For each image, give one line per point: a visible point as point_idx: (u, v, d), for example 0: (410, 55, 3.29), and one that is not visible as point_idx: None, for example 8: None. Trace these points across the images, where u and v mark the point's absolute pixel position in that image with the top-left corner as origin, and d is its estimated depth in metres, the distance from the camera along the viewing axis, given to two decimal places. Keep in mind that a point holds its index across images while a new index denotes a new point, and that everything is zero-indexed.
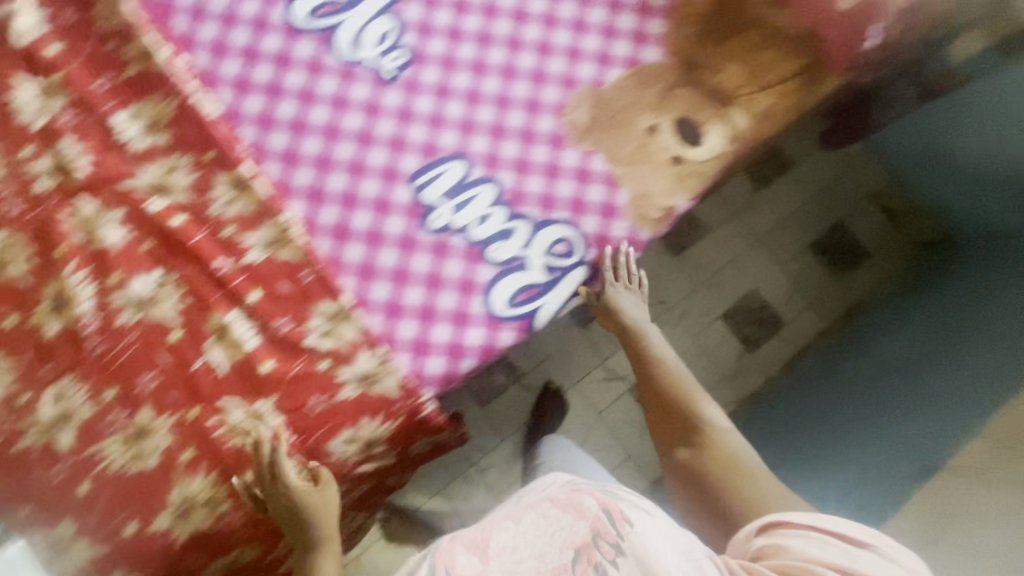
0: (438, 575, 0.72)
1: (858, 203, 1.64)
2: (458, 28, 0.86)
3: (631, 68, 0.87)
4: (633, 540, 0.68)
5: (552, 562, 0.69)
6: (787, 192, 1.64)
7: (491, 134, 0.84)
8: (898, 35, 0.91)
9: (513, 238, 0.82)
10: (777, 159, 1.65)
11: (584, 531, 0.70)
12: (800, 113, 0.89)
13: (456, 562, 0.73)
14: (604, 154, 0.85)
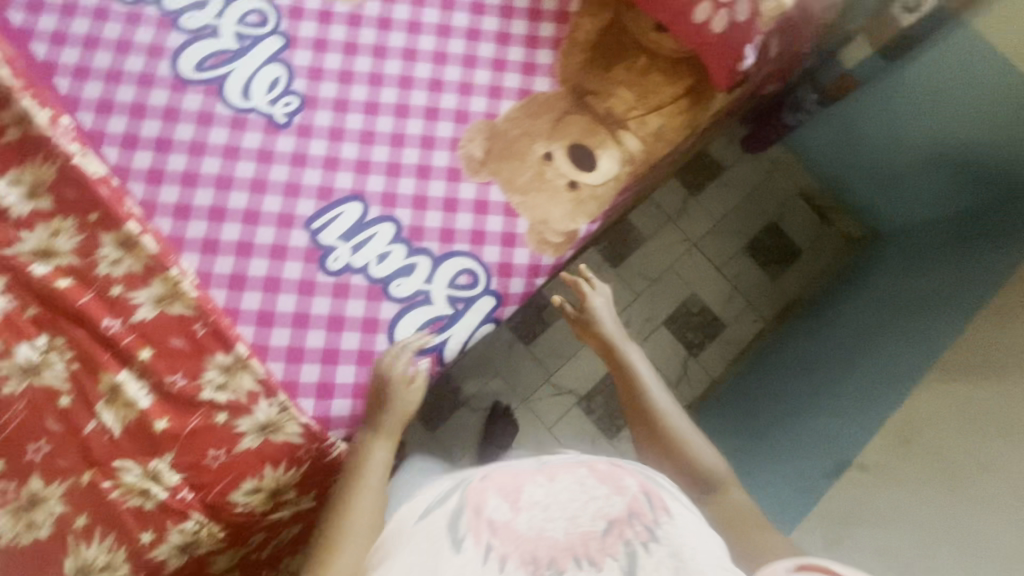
0: (466, 517, 0.56)
1: (790, 202, 1.68)
2: (349, 71, 0.87)
3: (522, 98, 0.89)
4: (671, 533, 0.54)
5: (581, 529, 0.55)
6: (719, 196, 1.68)
7: (386, 172, 0.85)
8: (778, 50, 0.94)
9: (415, 273, 0.83)
10: (707, 165, 1.68)
11: (620, 506, 0.57)
12: (690, 130, 0.93)
13: (485, 505, 0.58)
14: (501, 184, 0.87)
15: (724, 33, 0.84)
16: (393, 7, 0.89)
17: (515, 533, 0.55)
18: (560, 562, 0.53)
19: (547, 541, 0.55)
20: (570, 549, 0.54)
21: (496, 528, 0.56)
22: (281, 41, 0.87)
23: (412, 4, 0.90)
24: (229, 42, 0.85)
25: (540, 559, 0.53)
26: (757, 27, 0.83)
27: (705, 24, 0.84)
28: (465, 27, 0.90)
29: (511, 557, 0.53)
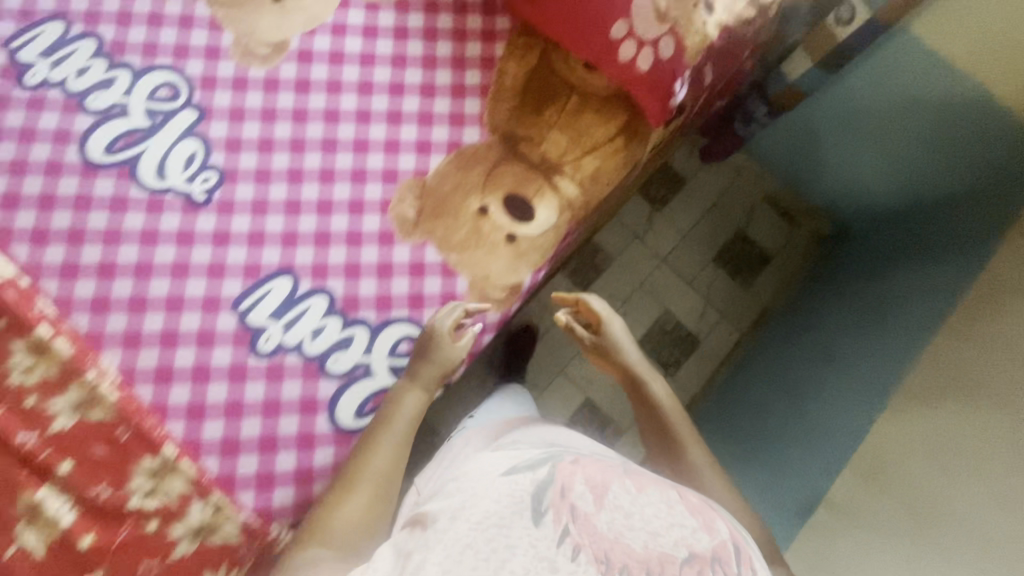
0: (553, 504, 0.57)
1: (754, 208, 1.65)
2: (270, 138, 0.84)
3: (451, 152, 0.86)
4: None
5: (660, 548, 0.55)
6: (683, 208, 1.64)
7: (316, 242, 0.82)
8: (714, 77, 0.92)
9: (353, 346, 0.80)
10: (667, 177, 1.65)
11: (706, 545, 0.57)
12: (629, 168, 0.90)
13: (571, 490, 0.58)
14: (437, 243, 0.84)
15: (652, 70, 0.81)
16: (310, 68, 0.86)
17: (593, 528, 0.55)
18: (633, 571, 0.53)
19: (624, 548, 0.55)
20: (645, 562, 0.54)
21: (577, 517, 0.56)
22: (195, 114, 0.83)
23: (330, 63, 0.87)
24: (139, 120, 0.82)
25: (614, 561, 0.53)
26: (683, 63, 0.81)
27: (630, 64, 0.82)
28: (388, 82, 0.87)
29: (585, 549, 0.54)
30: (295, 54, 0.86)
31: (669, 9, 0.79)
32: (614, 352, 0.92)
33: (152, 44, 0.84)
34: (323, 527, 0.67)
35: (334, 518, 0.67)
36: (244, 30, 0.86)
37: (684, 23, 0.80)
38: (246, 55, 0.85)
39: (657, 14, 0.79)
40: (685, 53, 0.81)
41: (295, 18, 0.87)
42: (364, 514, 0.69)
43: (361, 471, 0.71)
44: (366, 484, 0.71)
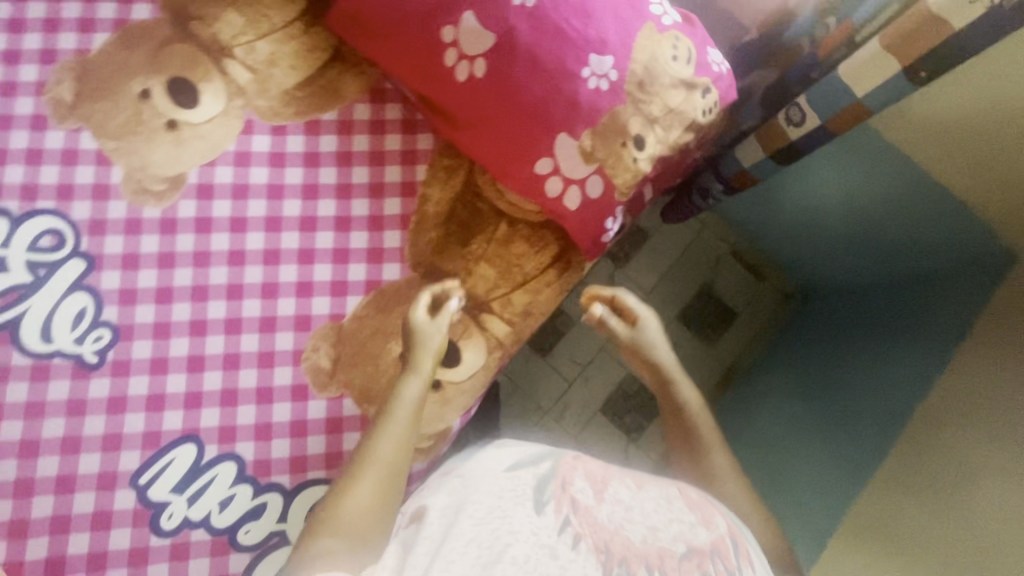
0: (555, 487, 0.57)
1: (716, 264, 1.59)
2: (168, 286, 0.77)
3: (369, 292, 0.80)
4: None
5: (658, 543, 0.55)
6: (644, 268, 1.58)
7: (222, 402, 0.76)
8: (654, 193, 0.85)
9: (266, 514, 0.75)
10: (628, 236, 1.60)
11: (704, 538, 0.58)
12: (564, 297, 0.84)
13: (572, 485, 0.58)
14: (355, 395, 0.78)
15: (582, 204, 0.75)
16: (211, 204, 0.79)
17: (593, 519, 0.55)
18: (631, 564, 0.52)
19: (623, 539, 0.54)
20: (643, 556, 0.54)
21: (578, 509, 0.56)
22: (84, 263, 0.76)
23: (233, 198, 0.79)
24: (18, 276, 0.74)
25: (613, 552, 0.53)
26: (613, 202, 0.75)
27: (559, 197, 0.76)
28: (298, 216, 0.80)
29: (585, 538, 0.53)
30: (194, 189, 0.79)
31: (595, 147, 0.72)
32: (648, 352, 0.83)
33: (33, 184, 0.76)
34: (331, 524, 0.61)
35: (341, 515, 0.62)
36: (137, 164, 0.78)
37: (611, 162, 0.73)
38: (139, 192, 0.78)
39: (582, 153, 0.73)
40: (615, 191, 0.74)
41: (193, 148, 0.79)
42: (364, 512, 0.63)
43: (366, 469, 0.65)
44: (371, 482, 0.65)
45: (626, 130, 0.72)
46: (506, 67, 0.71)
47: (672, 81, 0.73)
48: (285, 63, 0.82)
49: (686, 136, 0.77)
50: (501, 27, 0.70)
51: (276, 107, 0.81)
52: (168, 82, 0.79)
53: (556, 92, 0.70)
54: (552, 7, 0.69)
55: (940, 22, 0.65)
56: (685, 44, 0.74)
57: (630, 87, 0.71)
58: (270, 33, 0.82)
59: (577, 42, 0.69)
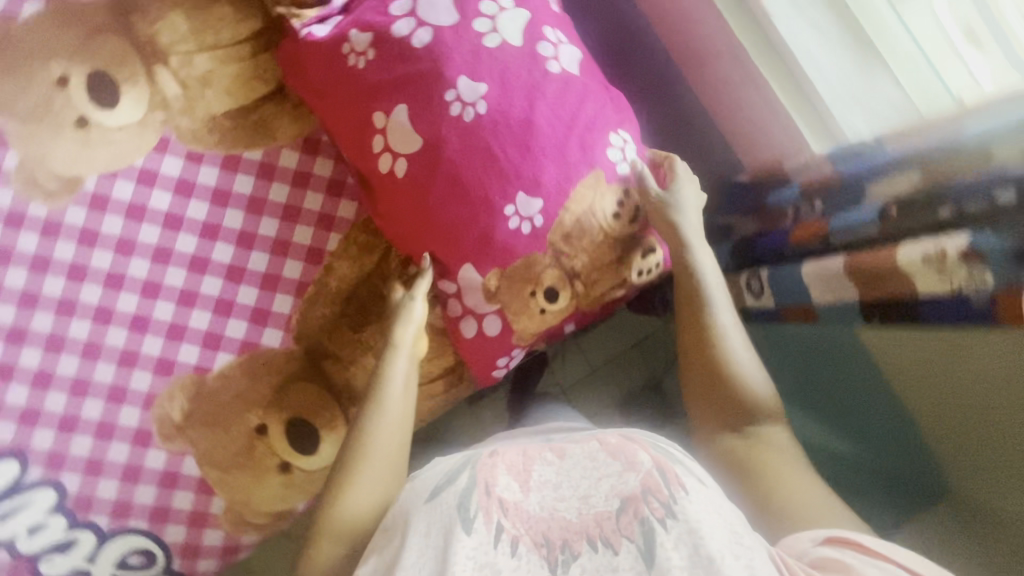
0: (478, 494, 0.54)
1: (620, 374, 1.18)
2: (35, 292, 0.72)
3: (243, 351, 0.76)
4: (692, 511, 0.49)
5: (592, 509, 0.52)
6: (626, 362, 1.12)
7: (59, 426, 0.72)
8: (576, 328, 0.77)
9: (75, 550, 0.72)
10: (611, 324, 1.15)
11: (632, 484, 0.52)
12: (445, 407, 0.80)
13: (497, 484, 0.55)
14: (198, 455, 0.74)
15: (477, 337, 0.70)
16: (102, 218, 0.73)
17: (526, 515, 0.53)
18: (575, 545, 0.50)
19: (561, 522, 0.52)
20: (584, 531, 0.51)
21: (508, 510, 0.53)
22: None
23: (127, 217, 0.74)
24: None
25: (553, 542, 0.51)
26: (510, 343, 0.70)
27: (456, 319, 0.70)
28: (190, 254, 0.75)
29: (523, 540, 0.52)
30: (88, 198, 0.73)
31: (500, 287, 0.66)
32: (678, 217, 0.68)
33: None
34: (334, 529, 0.60)
35: (334, 519, 0.60)
36: (34, 155, 0.72)
37: (517, 306, 0.67)
38: (29, 185, 0.72)
39: (486, 289, 0.67)
40: (514, 333, 0.69)
41: (98, 153, 0.73)
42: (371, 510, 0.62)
43: (366, 471, 0.63)
44: (374, 475, 0.63)
45: (542, 278, 0.66)
46: (427, 174, 0.64)
47: (607, 238, 0.67)
48: (220, 86, 0.74)
49: (613, 293, 0.71)
50: (432, 133, 0.63)
51: (199, 132, 0.75)
52: (89, 74, 0.71)
53: (471, 218, 0.63)
54: (491, 129, 0.62)
55: (904, 279, 0.58)
56: (630, 204, 0.68)
57: (556, 235, 0.65)
58: (214, 49, 0.74)
59: (507, 175, 0.62)
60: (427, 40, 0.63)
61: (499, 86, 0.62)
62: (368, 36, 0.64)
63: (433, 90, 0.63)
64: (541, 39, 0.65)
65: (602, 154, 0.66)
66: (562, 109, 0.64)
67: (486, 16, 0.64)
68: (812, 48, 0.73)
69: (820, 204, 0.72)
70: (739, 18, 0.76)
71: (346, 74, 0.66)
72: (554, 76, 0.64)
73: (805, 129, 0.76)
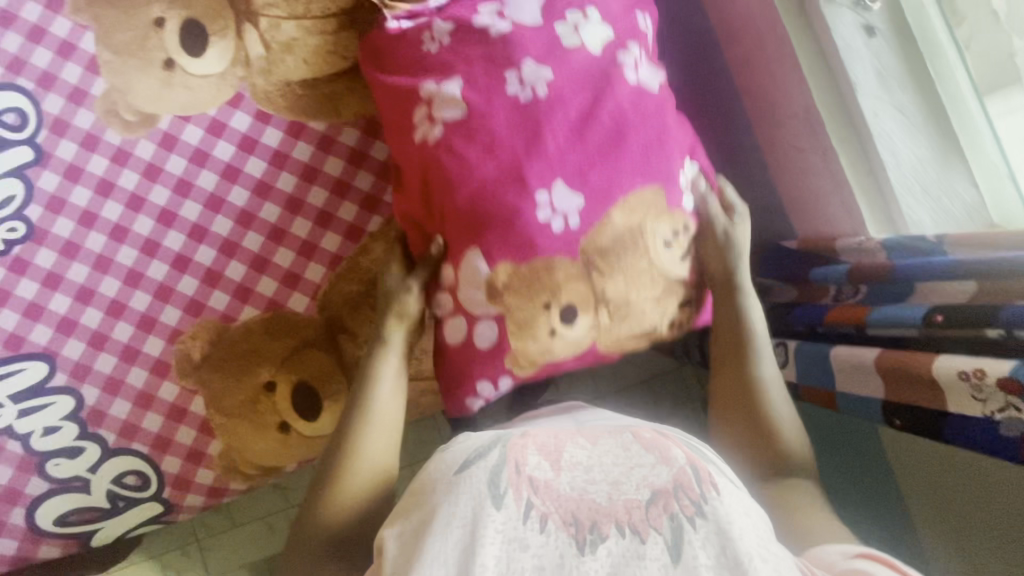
0: (512, 474, 0.50)
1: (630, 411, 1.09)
2: (95, 213, 0.77)
3: (268, 310, 0.79)
4: (724, 511, 0.47)
5: (624, 497, 0.49)
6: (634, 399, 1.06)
7: (90, 341, 0.77)
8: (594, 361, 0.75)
9: (81, 457, 0.77)
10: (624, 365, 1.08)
11: (665, 478, 0.49)
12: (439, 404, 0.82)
13: (527, 464, 0.51)
14: (207, 397, 0.78)
15: (466, 342, 0.68)
16: (168, 156, 0.77)
17: (555, 494, 0.49)
18: (602, 528, 0.47)
19: (589, 505, 0.48)
20: (613, 517, 0.48)
21: (538, 489, 0.50)
22: (31, 155, 0.75)
23: (190, 160, 0.78)
24: None
25: (582, 523, 0.48)
26: (502, 361, 0.68)
27: (446, 320, 0.70)
28: (240, 207, 0.78)
29: (552, 517, 0.48)
30: (159, 135, 0.77)
31: (509, 287, 0.64)
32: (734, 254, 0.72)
33: (21, 59, 0.75)
34: (325, 523, 0.63)
35: (326, 515, 0.63)
36: (120, 86, 0.76)
37: (523, 318, 0.65)
38: (111, 113, 0.77)
39: (489, 286, 0.64)
40: (508, 352, 0.67)
41: (177, 96, 0.77)
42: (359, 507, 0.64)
43: (356, 470, 0.65)
44: (365, 474, 0.65)
45: (558, 295, 0.64)
46: (467, 145, 0.64)
47: (654, 269, 0.67)
48: (301, 54, 0.77)
49: (643, 335, 0.70)
50: (484, 103, 0.63)
51: (271, 93, 0.78)
52: (187, 21, 0.75)
53: (500, 193, 0.63)
54: (545, 116, 0.63)
55: (935, 393, 0.57)
56: (680, 243, 0.69)
57: (587, 244, 0.64)
58: (302, 18, 0.76)
59: (547, 165, 0.63)
60: (505, 26, 0.64)
61: (564, 79, 0.64)
62: (449, 23, 0.65)
63: (498, 64, 0.63)
64: (619, 54, 0.67)
65: (652, 174, 0.66)
66: (623, 120, 0.65)
67: (571, 20, 0.65)
68: (889, 127, 0.71)
69: (864, 291, 0.71)
70: (821, 87, 0.73)
71: (420, 46, 0.66)
72: (624, 88, 0.66)
73: (867, 213, 0.73)
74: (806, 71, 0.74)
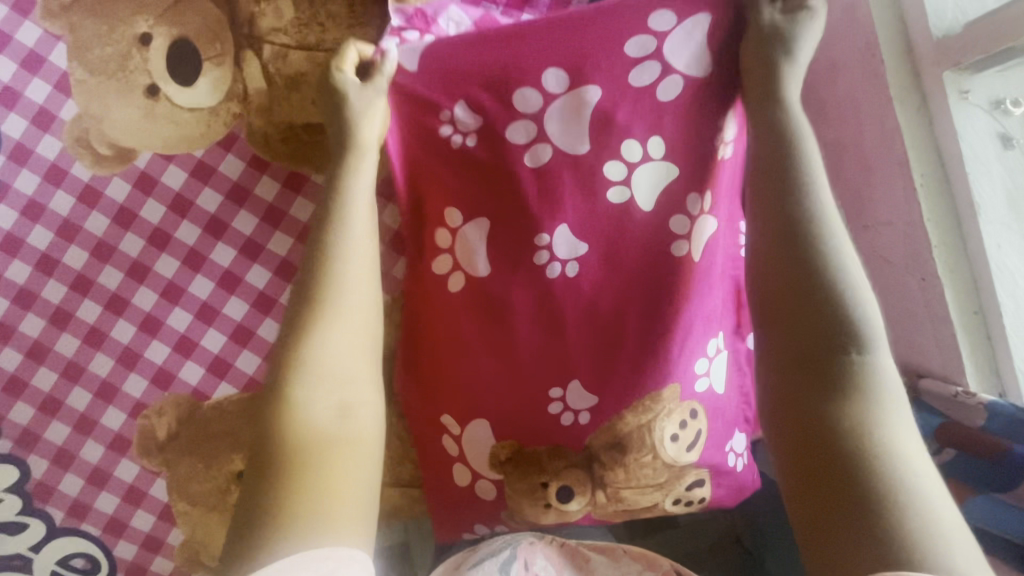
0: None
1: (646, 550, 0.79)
2: (55, 258, 0.65)
3: (247, 389, 0.69)
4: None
5: None
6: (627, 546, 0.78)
7: (41, 407, 0.66)
8: (616, 515, 0.61)
9: (22, 534, 0.67)
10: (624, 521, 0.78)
11: None
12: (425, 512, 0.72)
13: (534, 564, 0.57)
14: (170, 481, 0.69)
15: (463, 491, 0.60)
16: (145, 201, 0.66)
17: None
18: None
19: None
20: None
21: None
22: None
23: (170, 209, 0.66)
24: None
25: None
26: (498, 515, 0.61)
27: (446, 462, 0.60)
28: (224, 268, 0.67)
29: None
30: (137, 175, 0.65)
31: (508, 461, 0.57)
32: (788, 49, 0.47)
33: None
34: (302, 458, 0.40)
35: (300, 445, 0.40)
36: (94, 111, 0.63)
37: (521, 488, 0.58)
38: (80, 143, 0.64)
39: (494, 455, 0.58)
40: (505, 508, 0.60)
41: (160, 130, 0.64)
42: (339, 424, 0.42)
43: (319, 373, 0.43)
44: (348, 382, 0.44)
45: (558, 472, 0.57)
46: (483, 319, 0.55)
47: (655, 462, 0.56)
48: (308, 92, 0.65)
49: (642, 509, 0.60)
50: (506, 274, 0.54)
51: (270, 137, 0.66)
52: (179, 42, 0.63)
53: (510, 382, 0.55)
54: (571, 296, 0.53)
55: None
56: (694, 427, 0.56)
57: (598, 436, 0.56)
58: (313, 49, 0.65)
59: (569, 353, 0.54)
60: (544, 161, 0.52)
61: (602, 255, 0.53)
62: (474, 117, 0.52)
63: (523, 227, 0.53)
64: (679, 210, 0.52)
65: (689, 361, 0.55)
66: (664, 301, 0.53)
67: (625, 161, 0.52)
68: (1012, 262, 0.59)
69: (948, 455, 0.60)
70: (935, 200, 0.60)
71: (423, 167, 0.55)
72: (674, 260, 0.53)
73: (971, 365, 0.60)
74: (918, 183, 0.60)
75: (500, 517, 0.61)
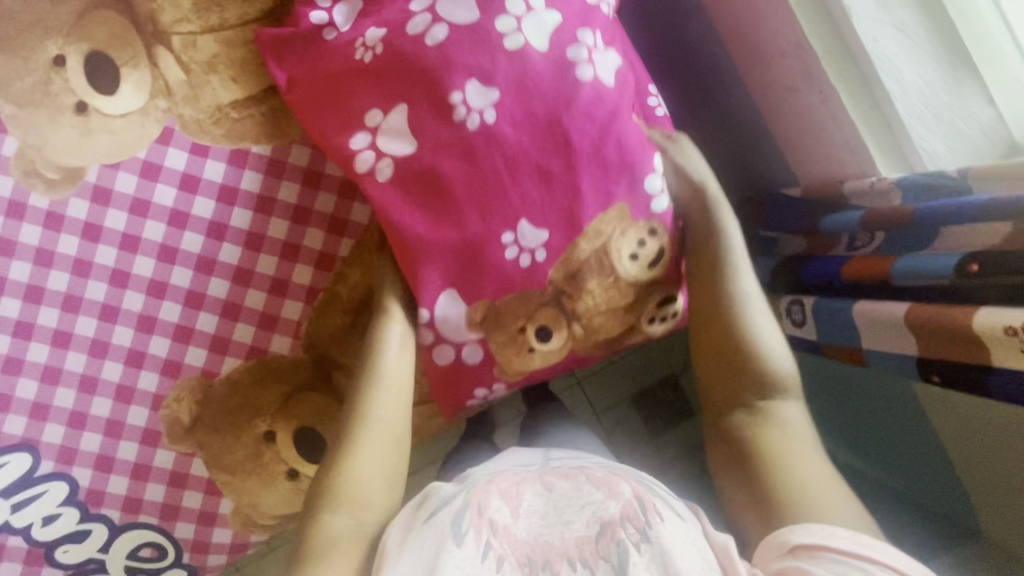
0: (477, 524, 0.49)
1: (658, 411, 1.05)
2: (39, 286, 0.68)
3: (250, 357, 0.75)
4: (667, 536, 0.46)
5: (574, 534, 0.48)
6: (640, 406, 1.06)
7: (69, 423, 0.71)
8: (600, 348, 0.68)
9: (88, 540, 0.73)
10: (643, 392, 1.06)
11: (613, 509, 0.49)
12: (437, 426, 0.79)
13: (488, 506, 0.51)
14: (206, 458, 0.75)
15: (453, 366, 0.66)
16: (105, 211, 0.69)
17: (514, 537, 0.50)
18: (554, 564, 0.47)
19: (545, 545, 0.49)
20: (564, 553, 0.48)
21: (498, 531, 0.50)
22: None
23: (130, 212, 0.70)
24: None
25: (537, 562, 0.48)
26: (490, 374, 0.67)
27: (432, 348, 0.66)
28: (197, 254, 0.72)
29: (509, 560, 0.48)
30: (91, 190, 0.69)
31: (485, 319, 0.63)
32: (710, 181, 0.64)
33: None
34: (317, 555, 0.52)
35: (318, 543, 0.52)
36: (34, 141, 0.67)
37: (502, 339, 0.64)
38: (29, 173, 0.67)
39: (473, 317, 0.63)
40: (495, 366, 0.66)
41: (100, 143, 0.68)
42: (352, 526, 0.53)
43: (360, 477, 0.55)
44: (364, 491, 0.55)
45: (533, 315, 0.63)
46: (426, 195, 0.60)
47: (618, 283, 0.62)
48: (225, 72, 0.69)
49: (623, 335, 0.67)
50: (428, 144, 0.59)
51: (203, 122, 0.70)
52: (91, 53, 0.66)
53: (465, 248, 0.60)
54: (491, 142, 0.58)
55: (978, 349, 0.53)
56: (651, 245, 0.62)
57: (556, 272, 0.61)
58: (219, 30, 0.68)
59: (506, 200, 0.59)
60: (441, 38, 0.58)
61: (514, 96, 0.58)
62: (380, 30, 0.60)
63: (434, 94, 0.58)
64: (573, 43, 0.59)
65: (623, 178, 0.60)
66: (578, 132, 0.58)
67: (512, 16, 0.58)
68: (891, 52, 0.64)
69: (882, 237, 0.66)
70: (811, 15, 0.65)
71: (335, 84, 0.62)
72: (582, 83, 0.59)
73: (879, 156, 0.67)
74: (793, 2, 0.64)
75: (492, 379, 0.67)
